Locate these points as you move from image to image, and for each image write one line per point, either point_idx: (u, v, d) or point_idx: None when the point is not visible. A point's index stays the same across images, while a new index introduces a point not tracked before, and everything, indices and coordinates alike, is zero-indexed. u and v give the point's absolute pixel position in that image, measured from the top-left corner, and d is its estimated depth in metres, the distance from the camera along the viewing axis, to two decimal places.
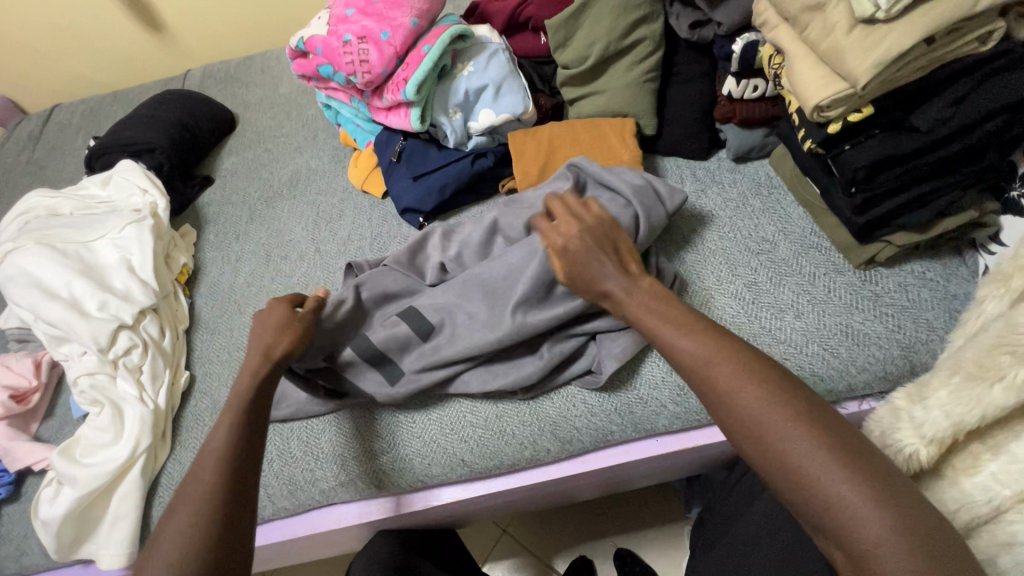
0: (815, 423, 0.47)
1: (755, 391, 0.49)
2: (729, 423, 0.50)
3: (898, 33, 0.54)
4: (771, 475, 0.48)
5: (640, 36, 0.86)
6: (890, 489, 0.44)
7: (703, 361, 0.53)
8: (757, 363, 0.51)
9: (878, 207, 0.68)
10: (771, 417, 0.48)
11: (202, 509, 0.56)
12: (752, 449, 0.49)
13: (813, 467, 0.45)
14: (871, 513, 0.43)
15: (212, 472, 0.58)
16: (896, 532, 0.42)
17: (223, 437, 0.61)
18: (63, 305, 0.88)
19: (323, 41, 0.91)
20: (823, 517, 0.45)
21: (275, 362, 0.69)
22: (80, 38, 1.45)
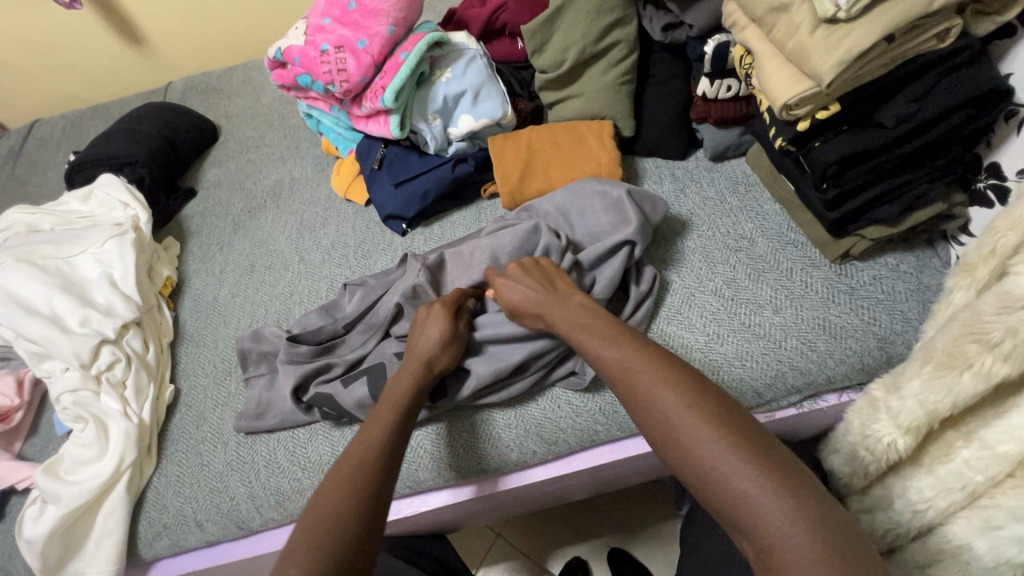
0: (730, 428, 0.49)
1: (672, 400, 0.52)
2: (650, 426, 0.53)
3: (859, 32, 0.55)
4: (686, 473, 0.50)
5: (616, 38, 0.87)
6: (797, 490, 0.45)
7: (629, 370, 0.56)
8: (680, 371, 0.54)
9: (849, 202, 0.69)
10: (687, 419, 0.50)
11: (357, 500, 0.55)
12: (671, 451, 0.51)
13: (723, 466, 0.47)
14: (777, 513, 0.44)
15: (364, 462, 0.59)
16: (801, 531, 0.43)
17: (386, 435, 0.62)
18: (44, 321, 0.88)
19: (300, 51, 0.92)
20: (735, 514, 0.46)
21: (424, 387, 0.68)
22: (58, 52, 1.44)
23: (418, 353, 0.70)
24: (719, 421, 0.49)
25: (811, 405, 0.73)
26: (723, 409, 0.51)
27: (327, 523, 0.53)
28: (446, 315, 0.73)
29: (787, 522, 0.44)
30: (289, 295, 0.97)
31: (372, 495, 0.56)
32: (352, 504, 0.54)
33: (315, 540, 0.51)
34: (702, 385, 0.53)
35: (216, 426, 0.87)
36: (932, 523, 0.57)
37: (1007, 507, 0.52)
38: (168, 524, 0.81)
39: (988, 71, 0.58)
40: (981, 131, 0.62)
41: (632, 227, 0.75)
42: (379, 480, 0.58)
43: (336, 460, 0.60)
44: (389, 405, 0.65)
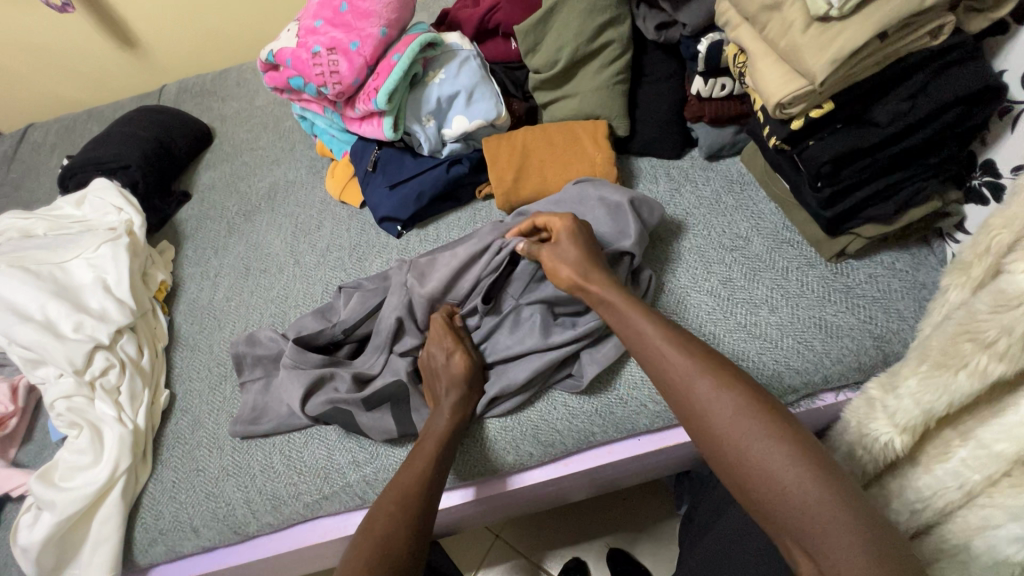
0: (787, 434, 0.50)
1: (730, 401, 0.52)
2: (702, 427, 0.53)
3: (852, 30, 0.55)
4: (740, 476, 0.50)
5: (609, 38, 0.87)
6: (853, 498, 0.46)
7: (685, 368, 0.56)
8: (734, 374, 0.55)
9: (845, 200, 0.69)
10: (746, 422, 0.51)
11: (400, 520, 0.60)
12: (725, 453, 0.51)
13: (783, 470, 0.48)
14: (835, 518, 0.45)
15: (409, 489, 0.63)
16: (858, 535, 0.44)
17: (428, 463, 0.66)
18: (37, 327, 0.87)
19: (292, 53, 0.91)
20: (793, 519, 0.47)
21: (463, 414, 0.72)
22: (51, 55, 1.43)
23: (442, 391, 0.73)
24: (777, 426, 0.50)
25: (808, 404, 0.73)
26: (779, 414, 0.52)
27: (378, 543, 0.57)
28: (456, 344, 0.75)
29: (846, 528, 0.44)
30: (284, 298, 0.97)
31: (418, 520, 0.61)
32: (400, 528, 0.59)
33: (368, 556, 0.56)
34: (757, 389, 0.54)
35: (212, 431, 0.86)
36: (929, 522, 0.57)
37: (1003, 506, 0.51)
38: (163, 530, 0.80)
39: (982, 68, 0.57)
40: (975, 129, 0.61)
41: (627, 236, 0.75)
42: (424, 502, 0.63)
43: (385, 487, 0.65)
44: (433, 437, 0.69)
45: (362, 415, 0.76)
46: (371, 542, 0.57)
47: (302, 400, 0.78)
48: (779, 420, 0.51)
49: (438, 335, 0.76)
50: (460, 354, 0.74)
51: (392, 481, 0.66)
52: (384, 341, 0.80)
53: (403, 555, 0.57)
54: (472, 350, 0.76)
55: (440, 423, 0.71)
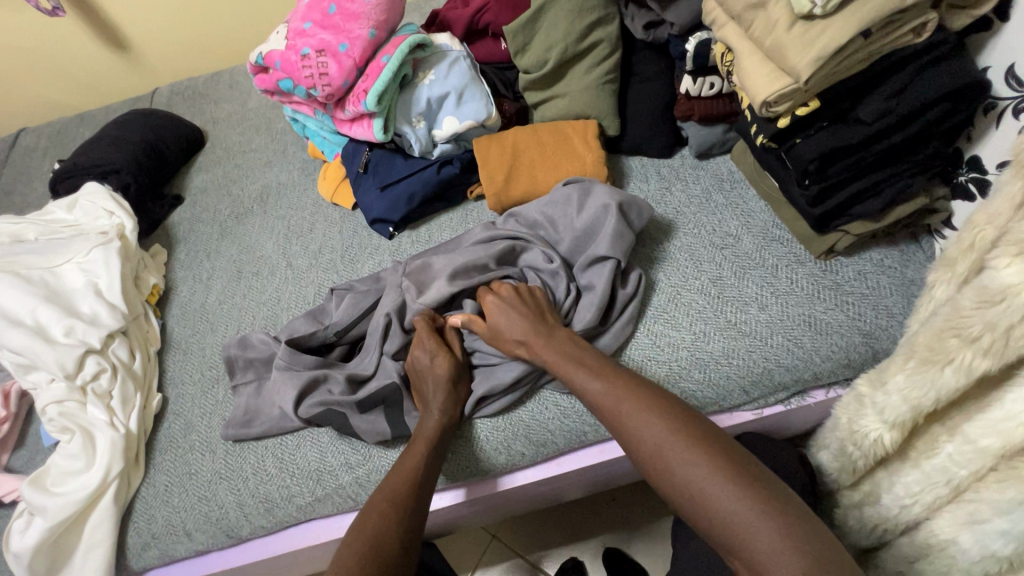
0: (712, 448, 0.52)
1: (654, 426, 0.55)
2: (637, 453, 0.56)
3: (835, 28, 0.55)
4: (675, 497, 0.52)
5: (597, 38, 0.87)
6: (773, 500, 0.48)
7: (612, 400, 0.59)
8: (658, 399, 0.58)
9: (833, 197, 0.69)
10: (671, 445, 0.53)
11: (394, 518, 0.60)
12: (660, 477, 0.53)
13: (709, 486, 0.50)
14: (760, 524, 0.46)
15: (401, 489, 0.63)
16: (779, 537, 0.45)
17: (419, 463, 0.66)
18: (27, 332, 0.87)
19: (282, 55, 0.91)
20: (724, 533, 0.48)
21: (452, 415, 0.73)
22: (42, 59, 1.43)
23: (429, 392, 0.74)
24: (700, 442, 0.53)
25: (799, 401, 0.73)
26: (704, 430, 0.54)
27: (370, 541, 0.57)
28: (439, 346, 0.75)
29: (771, 531, 0.46)
30: (276, 301, 0.97)
31: (408, 518, 0.61)
32: (395, 524, 0.59)
33: (360, 550, 0.56)
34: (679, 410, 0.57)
35: (204, 435, 0.86)
36: (918, 517, 0.57)
37: (990, 500, 0.51)
38: (157, 534, 0.80)
39: (966, 65, 0.57)
40: (960, 126, 0.62)
41: (617, 237, 0.75)
42: (413, 502, 0.62)
43: (376, 488, 0.65)
44: (423, 439, 0.69)
45: (357, 418, 0.76)
46: (360, 543, 0.57)
47: (295, 403, 0.78)
48: (697, 437, 0.53)
49: (421, 340, 0.76)
50: (445, 356, 0.75)
51: (380, 484, 0.65)
52: (376, 342, 0.79)
53: (396, 552, 0.57)
54: (459, 350, 0.76)
55: (427, 424, 0.71)
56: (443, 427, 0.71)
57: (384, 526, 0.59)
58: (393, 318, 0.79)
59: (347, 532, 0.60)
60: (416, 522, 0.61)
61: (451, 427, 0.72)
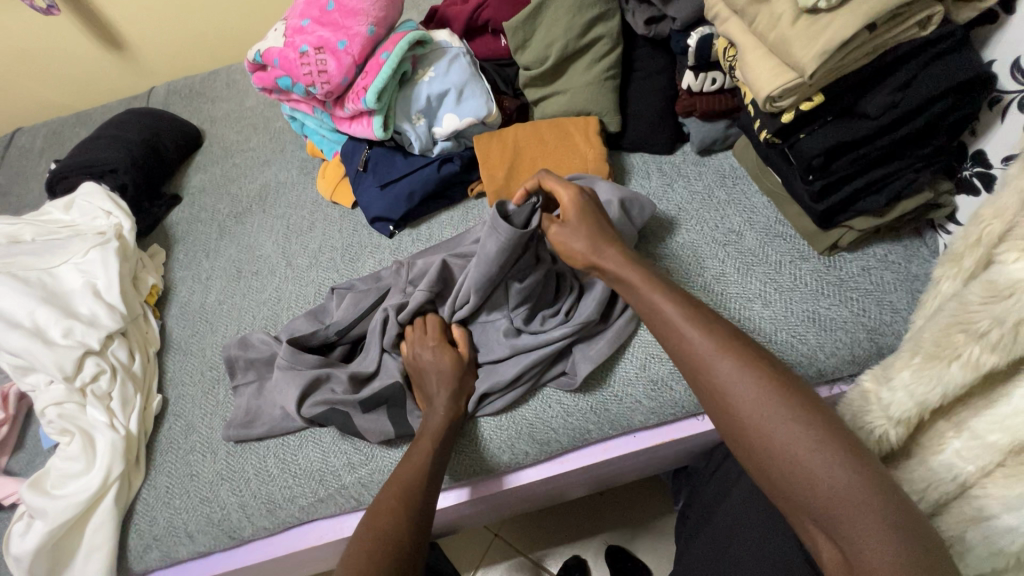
0: (818, 417, 0.48)
1: (758, 386, 0.50)
2: (730, 412, 0.51)
3: (840, 22, 0.55)
4: (764, 464, 0.48)
5: (598, 34, 0.86)
6: (880, 480, 0.45)
7: (704, 350, 0.54)
8: (755, 353, 0.53)
9: (836, 192, 0.69)
10: (776, 410, 0.48)
11: (402, 513, 0.60)
12: (754, 442, 0.49)
13: (813, 457, 0.46)
14: (866, 507, 0.43)
15: (410, 484, 0.63)
16: (886, 523, 0.42)
17: (425, 460, 0.66)
18: (25, 334, 0.86)
19: (280, 53, 0.90)
20: (819, 510, 0.45)
21: (458, 410, 0.72)
22: (37, 58, 1.42)
23: (432, 390, 0.73)
24: (808, 411, 0.48)
25: None
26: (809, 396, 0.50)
27: (381, 536, 0.57)
28: (443, 344, 0.75)
29: (879, 516, 0.43)
30: (276, 301, 0.96)
31: (418, 512, 0.60)
32: (404, 519, 0.59)
33: (371, 547, 0.56)
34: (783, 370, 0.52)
35: (205, 435, 0.86)
36: (925, 514, 0.57)
37: (997, 495, 0.51)
38: (158, 536, 0.80)
39: (972, 58, 0.57)
40: (966, 120, 0.61)
41: (619, 235, 0.75)
42: (424, 498, 0.62)
43: (383, 484, 0.65)
44: (427, 437, 0.69)
45: (360, 417, 0.76)
46: (370, 540, 0.56)
47: (297, 403, 0.77)
48: (797, 399, 0.49)
49: (424, 338, 0.76)
50: (449, 353, 0.74)
51: (389, 480, 0.65)
52: (378, 342, 0.79)
53: (406, 546, 0.57)
54: (464, 347, 0.76)
55: (431, 420, 0.71)
56: (448, 423, 0.71)
57: (396, 520, 0.59)
58: (394, 318, 0.78)
59: (355, 529, 0.60)
60: (427, 518, 0.61)
61: (456, 423, 0.72)
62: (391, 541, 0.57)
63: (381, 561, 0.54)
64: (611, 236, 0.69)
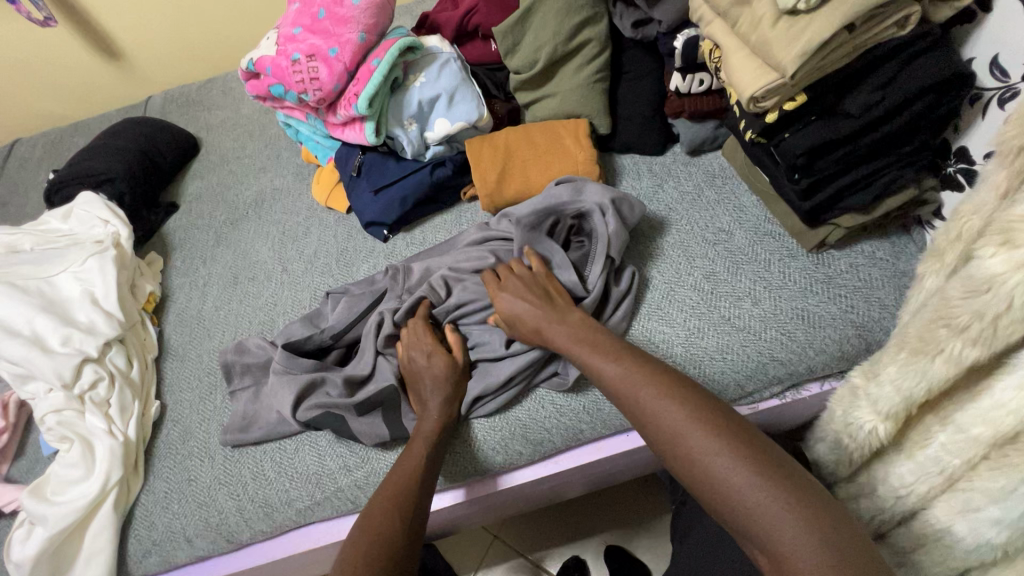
0: (737, 438, 0.50)
1: (679, 414, 0.53)
2: (655, 439, 0.54)
3: (819, 22, 0.56)
4: (695, 486, 0.51)
5: (586, 37, 0.87)
6: (794, 489, 0.46)
7: (630, 386, 0.57)
8: (679, 384, 0.55)
9: (822, 190, 0.69)
10: (692, 435, 0.51)
11: (396, 517, 0.60)
12: (681, 469, 0.52)
13: (733, 477, 0.48)
14: (779, 513, 0.45)
15: (402, 487, 0.64)
16: (802, 531, 0.44)
17: (418, 462, 0.67)
18: (24, 342, 0.87)
19: (272, 61, 0.92)
20: (747, 527, 0.47)
21: (451, 413, 0.73)
22: (35, 69, 1.43)
23: (426, 392, 0.73)
24: (726, 431, 0.51)
25: (794, 395, 0.73)
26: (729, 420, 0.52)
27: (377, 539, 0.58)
28: (437, 347, 0.75)
29: (793, 522, 0.44)
30: (272, 306, 0.97)
31: (412, 515, 0.61)
32: (398, 524, 0.59)
33: (368, 553, 0.56)
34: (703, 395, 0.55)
35: (203, 441, 0.86)
36: (914, 508, 0.58)
37: (982, 488, 0.51)
38: (157, 541, 0.80)
39: (951, 56, 0.58)
40: (947, 117, 0.62)
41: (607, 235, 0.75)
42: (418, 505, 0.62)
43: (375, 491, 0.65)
44: (421, 440, 0.69)
45: (356, 421, 0.77)
46: (369, 544, 0.57)
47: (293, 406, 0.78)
48: (716, 424, 0.51)
49: (418, 340, 0.76)
50: (442, 356, 0.75)
51: (386, 491, 0.65)
52: (373, 345, 0.80)
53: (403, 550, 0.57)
54: (460, 351, 0.76)
55: (427, 422, 0.71)
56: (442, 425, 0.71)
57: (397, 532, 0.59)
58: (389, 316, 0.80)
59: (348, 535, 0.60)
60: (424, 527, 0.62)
61: (446, 430, 0.72)
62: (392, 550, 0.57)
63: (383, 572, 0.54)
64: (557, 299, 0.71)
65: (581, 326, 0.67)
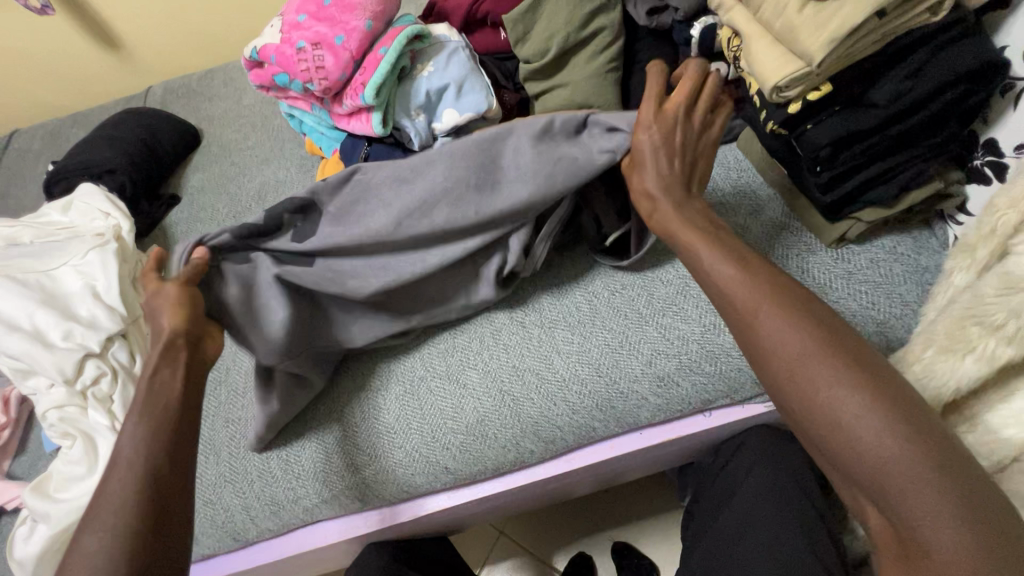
0: (872, 381, 0.45)
1: (805, 340, 0.47)
2: (778, 371, 0.48)
3: (849, 9, 0.54)
4: (813, 429, 0.46)
5: (599, 25, 0.85)
6: (935, 448, 0.42)
7: (751, 303, 0.51)
8: (809, 309, 0.49)
9: (844, 184, 0.67)
10: (822, 368, 0.46)
11: (123, 520, 0.51)
12: (802, 404, 0.47)
13: (862, 425, 0.43)
14: (919, 475, 0.41)
15: (136, 479, 0.53)
16: (941, 495, 0.40)
17: (138, 438, 0.56)
18: (25, 337, 0.85)
19: (276, 49, 0.89)
20: (871, 481, 0.43)
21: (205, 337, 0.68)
22: (33, 60, 1.40)
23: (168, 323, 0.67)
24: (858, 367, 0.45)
25: None
26: (861, 351, 0.47)
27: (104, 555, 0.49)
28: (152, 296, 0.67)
29: (935, 489, 0.40)
30: None
31: (152, 515, 0.52)
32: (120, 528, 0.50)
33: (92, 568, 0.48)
34: (832, 323, 0.49)
35: (207, 436, 0.84)
36: None
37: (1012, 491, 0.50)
38: None
39: (983, 45, 0.56)
40: (977, 108, 0.60)
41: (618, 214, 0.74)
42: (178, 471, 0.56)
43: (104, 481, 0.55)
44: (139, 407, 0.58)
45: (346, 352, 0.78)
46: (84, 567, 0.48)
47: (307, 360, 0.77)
48: (844, 360, 0.46)
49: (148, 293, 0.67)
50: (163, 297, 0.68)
51: (114, 457, 0.55)
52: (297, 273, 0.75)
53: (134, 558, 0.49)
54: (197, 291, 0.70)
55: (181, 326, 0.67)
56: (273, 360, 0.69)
57: (133, 489, 0.52)
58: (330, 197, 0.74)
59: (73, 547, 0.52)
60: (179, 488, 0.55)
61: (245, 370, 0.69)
62: (134, 513, 0.51)
63: (111, 550, 0.49)
64: (692, 165, 0.63)
65: (692, 221, 0.59)
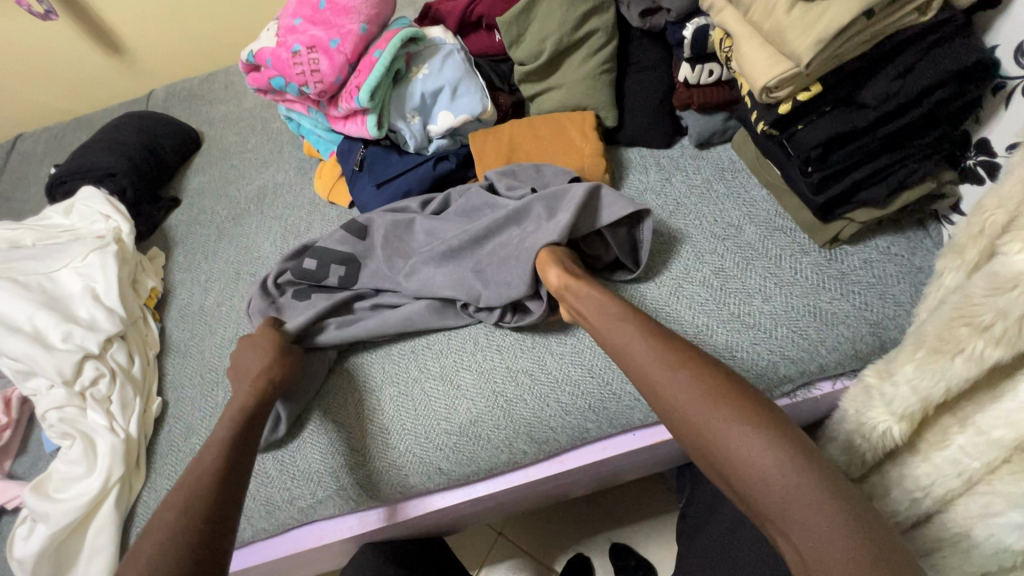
0: (764, 418, 0.50)
1: (703, 390, 0.53)
2: (684, 421, 0.53)
3: (837, 8, 0.54)
4: (720, 466, 0.50)
5: (593, 27, 0.86)
6: (824, 476, 0.46)
7: (666, 365, 0.56)
8: (711, 365, 0.55)
9: (835, 184, 0.67)
10: (719, 412, 0.51)
11: (187, 514, 0.58)
12: (706, 446, 0.51)
13: (757, 457, 0.47)
14: (814, 500, 0.44)
15: (201, 481, 0.61)
16: (832, 518, 0.43)
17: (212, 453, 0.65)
18: (26, 339, 0.86)
19: (272, 52, 0.90)
20: (773, 511, 0.46)
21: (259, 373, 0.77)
22: (37, 64, 1.42)
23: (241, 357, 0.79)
24: (753, 412, 0.50)
25: (805, 394, 0.72)
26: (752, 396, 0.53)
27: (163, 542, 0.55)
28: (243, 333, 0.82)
29: (828, 513, 0.44)
30: None
31: (214, 509, 0.59)
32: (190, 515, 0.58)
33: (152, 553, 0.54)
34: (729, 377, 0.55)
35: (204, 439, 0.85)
36: (930, 510, 0.56)
37: (1002, 492, 0.50)
38: None
39: (973, 43, 0.56)
40: (968, 107, 0.60)
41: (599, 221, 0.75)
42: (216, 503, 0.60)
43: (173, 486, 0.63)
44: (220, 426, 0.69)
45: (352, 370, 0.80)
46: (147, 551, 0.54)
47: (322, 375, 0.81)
48: (742, 403, 0.51)
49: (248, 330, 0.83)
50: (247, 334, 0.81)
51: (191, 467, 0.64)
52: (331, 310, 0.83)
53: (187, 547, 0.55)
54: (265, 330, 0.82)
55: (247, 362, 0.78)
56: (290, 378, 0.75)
57: (197, 492, 0.60)
58: (293, 268, 0.87)
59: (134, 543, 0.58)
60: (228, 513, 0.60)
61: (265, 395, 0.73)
62: (187, 525, 0.57)
63: (179, 537, 0.56)
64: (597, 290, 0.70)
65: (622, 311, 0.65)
